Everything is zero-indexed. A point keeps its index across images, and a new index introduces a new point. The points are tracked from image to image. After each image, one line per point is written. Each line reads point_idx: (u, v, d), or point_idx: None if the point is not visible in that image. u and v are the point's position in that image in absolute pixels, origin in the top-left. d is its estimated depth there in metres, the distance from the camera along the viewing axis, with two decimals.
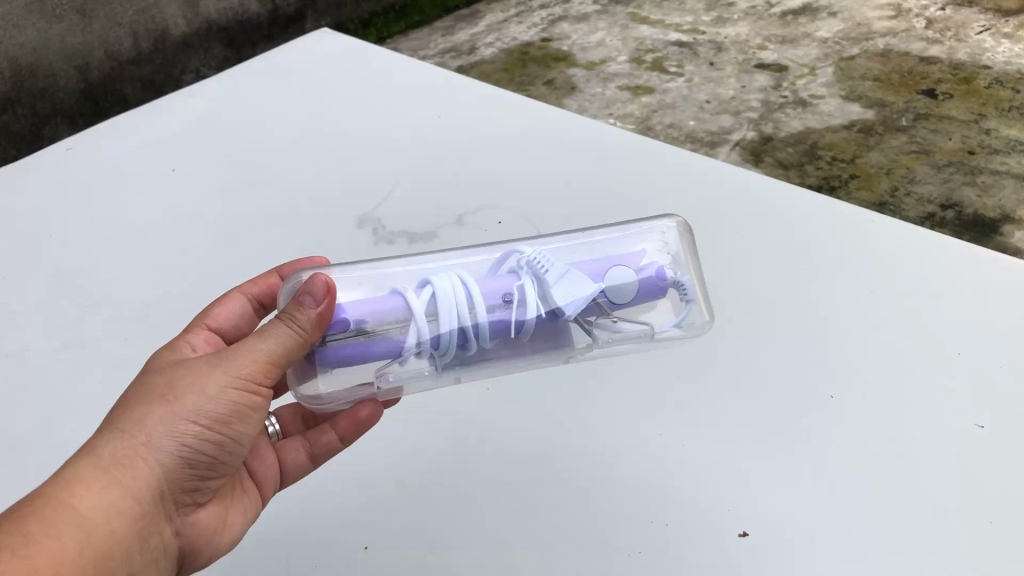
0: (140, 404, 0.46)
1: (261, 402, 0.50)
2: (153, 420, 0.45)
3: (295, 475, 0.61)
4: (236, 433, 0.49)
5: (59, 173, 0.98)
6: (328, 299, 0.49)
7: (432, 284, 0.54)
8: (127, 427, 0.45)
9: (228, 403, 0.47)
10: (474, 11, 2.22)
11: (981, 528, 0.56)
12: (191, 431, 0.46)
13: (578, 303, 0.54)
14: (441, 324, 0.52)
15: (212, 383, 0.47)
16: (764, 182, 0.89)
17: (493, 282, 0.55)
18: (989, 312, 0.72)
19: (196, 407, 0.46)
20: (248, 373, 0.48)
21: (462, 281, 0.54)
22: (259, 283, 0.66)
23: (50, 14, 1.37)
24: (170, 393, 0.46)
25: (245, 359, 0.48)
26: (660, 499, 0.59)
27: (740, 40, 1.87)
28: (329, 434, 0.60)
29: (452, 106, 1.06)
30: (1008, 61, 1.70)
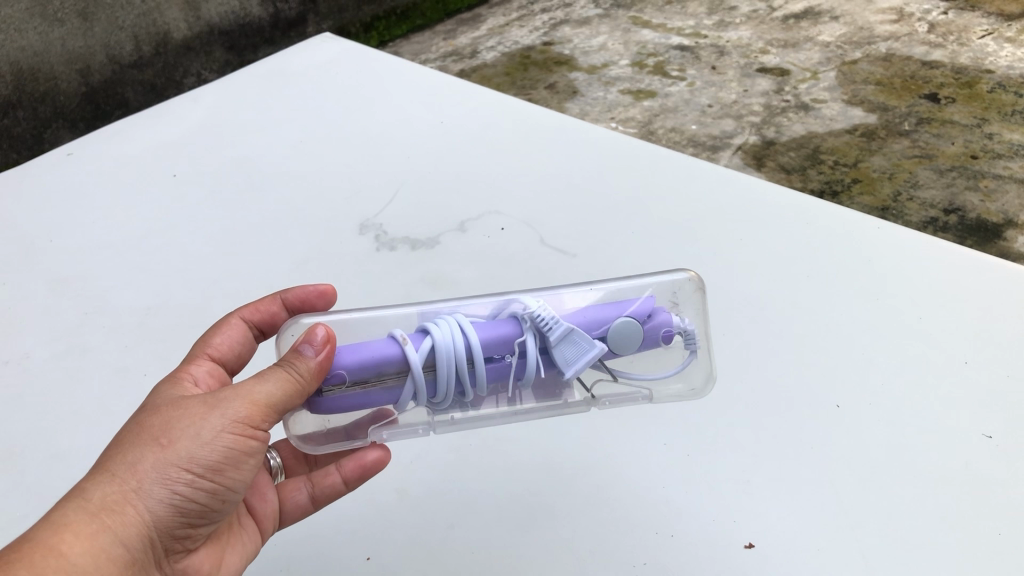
0: (131, 449, 0.45)
1: (257, 449, 0.48)
2: (145, 466, 0.44)
3: (295, 515, 0.59)
4: (231, 481, 0.47)
5: (60, 178, 0.97)
6: (327, 348, 0.49)
7: (431, 335, 0.52)
8: (119, 472, 0.43)
9: (223, 448, 0.46)
10: (475, 15, 2.22)
11: (989, 539, 0.56)
12: (184, 478, 0.44)
13: (579, 367, 0.53)
14: (438, 378, 0.52)
15: (206, 428, 0.45)
16: (767, 190, 0.89)
17: (495, 333, 0.54)
18: (996, 321, 0.72)
19: (190, 453, 0.45)
20: (244, 417, 0.47)
21: (462, 330, 0.53)
22: (261, 311, 0.64)
23: (51, 18, 1.37)
24: (164, 438, 0.45)
25: (241, 405, 0.47)
26: (665, 511, 0.58)
27: (742, 45, 1.87)
28: (332, 476, 0.58)
29: (454, 112, 1.05)
30: (1010, 65, 1.70)
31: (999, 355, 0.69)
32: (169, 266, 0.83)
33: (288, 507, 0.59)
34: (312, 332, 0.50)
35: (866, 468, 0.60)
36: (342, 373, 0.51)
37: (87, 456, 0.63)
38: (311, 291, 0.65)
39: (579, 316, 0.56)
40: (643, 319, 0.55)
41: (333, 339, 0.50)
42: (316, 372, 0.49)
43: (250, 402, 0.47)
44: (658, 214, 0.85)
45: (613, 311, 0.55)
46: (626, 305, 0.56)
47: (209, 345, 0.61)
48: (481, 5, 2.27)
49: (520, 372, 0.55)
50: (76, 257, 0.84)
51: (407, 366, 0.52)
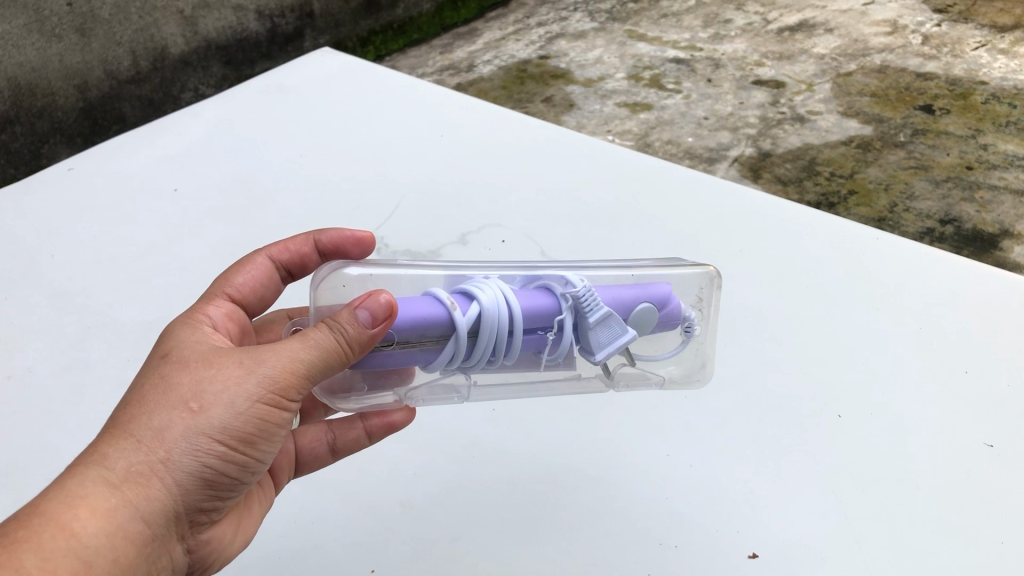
0: (160, 410, 0.43)
1: (289, 416, 0.46)
2: (174, 434, 0.42)
3: (311, 463, 0.60)
4: (261, 450, 0.45)
5: (60, 194, 0.97)
6: (383, 323, 0.46)
7: (477, 299, 0.51)
8: (145, 439, 0.42)
9: (254, 420, 0.44)
10: (471, 29, 2.23)
11: (991, 549, 0.56)
12: (211, 452, 0.43)
13: (610, 351, 0.53)
14: (478, 345, 0.51)
15: (240, 396, 0.43)
16: (766, 201, 0.89)
17: (537, 307, 0.53)
18: (996, 330, 0.72)
19: (221, 425, 0.43)
20: (279, 390, 0.44)
21: (506, 299, 0.52)
22: (287, 249, 0.63)
23: (50, 33, 1.38)
24: (194, 402, 0.43)
25: (279, 371, 0.44)
26: (667, 522, 0.58)
27: (737, 57, 1.88)
28: (355, 430, 0.59)
29: (455, 125, 1.06)
30: (1004, 77, 1.71)
31: (1000, 363, 0.69)
32: (170, 281, 0.83)
33: (305, 456, 0.59)
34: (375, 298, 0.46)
35: (868, 477, 0.60)
36: (393, 333, 0.49)
37: None
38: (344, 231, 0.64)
39: (612, 297, 0.55)
40: (660, 305, 0.56)
41: (395, 311, 0.46)
42: (365, 342, 0.46)
43: (289, 370, 0.45)
44: (659, 226, 0.86)
45: (634, 296, 0.55)
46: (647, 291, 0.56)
47: (230, 284, 0.60)
48: (478, 19, 2.28)
49: (551, 348, 0.54)
50: (77, 272, 0.85)
51: (452, 330, 0.50)
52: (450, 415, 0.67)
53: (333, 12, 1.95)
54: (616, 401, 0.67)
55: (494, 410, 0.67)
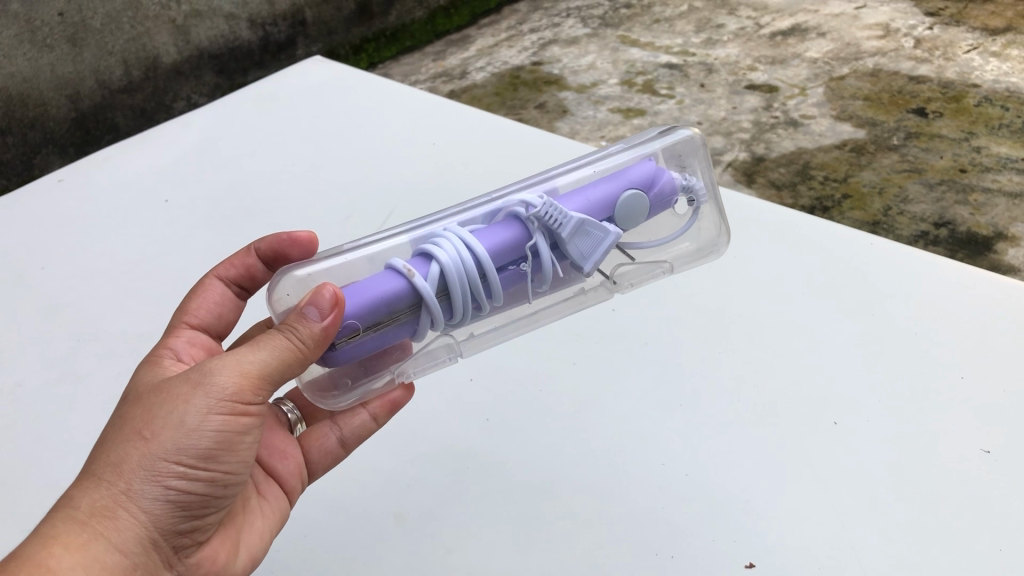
0: (119, 443, 0.43)
1: (254, 424, 0.46)
2: (131, 464, 0.42)
3: (323, 460, 0.60)
4: (230, 462, 0.46)
5: (51, 205, 0.97)
6: (331, 311, 0.47)
7: (436, 258, 0.51)
8: (106, 473, 0.42)
9: (216, 431, 0.44)
10: (464, 36, 2.23)
11: (989, 555, 0.56)
12: (176, 469, 0.43)
13: (598, 256, 0.53)
14: (453, 299, 0.52)
15: (192, 414, 0.44)
16: (759, 206, 0.89)
17: (504, 242, 0.53)
18: (992, 335, 0.72)
19: (177, 444, 0.43)
20: (237, 395, 0.45)
21: (468, 249, 0.52)
22: (233, 265, 0.65)
23: (40, 43, 1.37)
24: (147, 430, 0.43)
25: (230, 378, 0.45)
26: (663, 533, 0.58)
27: (730, 62, 1.88)
28: (360, 415, 0.59)
29: (448, 132, 1.06)
30: (996, 80, 1.71)
31: (995, 368, 0.69)
32: (161, 291, 0.82)
33: (314, 454, 0.60)
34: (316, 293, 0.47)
35: (864, 485, 0.60)
36: (355, 322, 0.50)
37: None
38: (275, 236, 0.64)
39: (582, 203, 0.55)
40: (646, 190, 0.56)
41: (341, 302, 0.47)
42: (310, 332, 0.46)
43: (237, 379, 0.45)
44: None
45: (618, 190, 0.55)
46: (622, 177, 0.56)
47: (188, 314, 0.63)
48: (470, 25, 2.28)
49: (538, 274, 0.55)
50: (68, 284, 0.84)
51: (418, 296, 0.51)
52: (444, 425, 0.66)
53: (326, 20, 1.95)
54: (609, 408, 0.67)
55: (488, 420, 0.67)
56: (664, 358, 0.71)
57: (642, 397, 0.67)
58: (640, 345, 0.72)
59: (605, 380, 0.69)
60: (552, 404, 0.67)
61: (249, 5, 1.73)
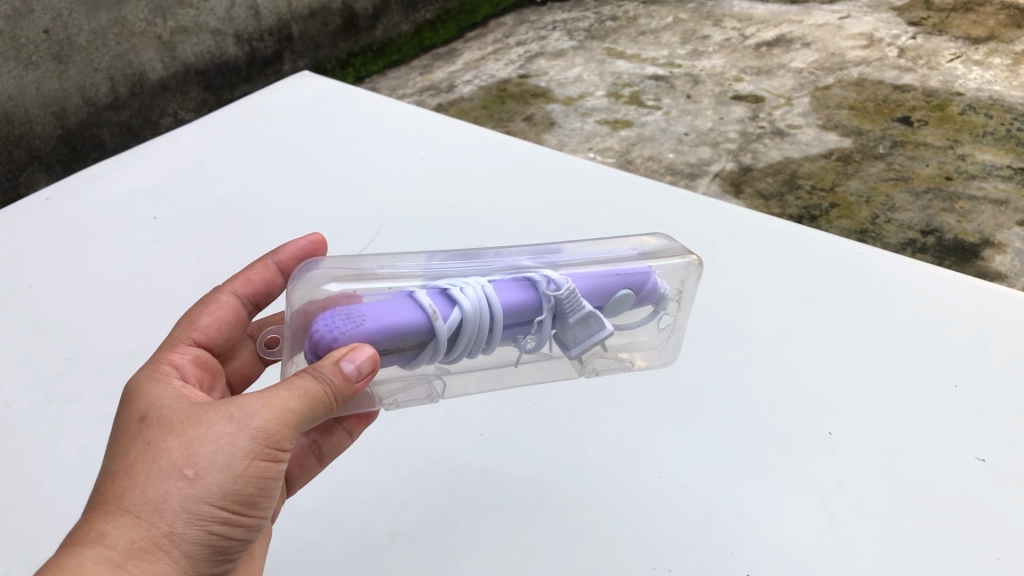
0: (157, 478, 0.41)
1: (282, 466, 0.45)
2: (175, 504, 0.40)
3: (299, 476, 0.60)
4: (260, 505, 0.44)
5: (39, 224, 0.96)
6: (367, 375, 0.46)
7: (459, 304, 0.50)
8: (145, 514, 0.40)
9: (252, 477, 0.43)
10: (451, 50, 2.24)
11: (987, 565, 0.55)
12: (212, 516, 0.41)
13: (586, 345, 0.55)
14: (457, 345, 0.51)
15: (235, 458, 0.42)
16: (752, 218, 0.90)
17: (516, 302, 0.53)
18: (984, 344, 0.72)
19: (220, 489, 0.42)
20: (276, 443, 0.44)
21: (489, 305, 0.52)
22: (250, 280, 0.62)
23: (26, 61, 1.37)
24: (189, 468, 0.41)
25: (275, 427, 0.43)
26: (660, 547, 0.57)
27: (716, 73, 1.90)
28: (335, 430, 0.61)
29: (437, 147, 1.06)
30: (980, 88, 1.73)
31: (989, 376, 0.69)
32: (152, 310, 0.81)
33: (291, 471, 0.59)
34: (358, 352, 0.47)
35: (860, 495, 0.60)
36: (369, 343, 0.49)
37: (73, 507, 0.62)
38: (304, 252, 0.65)
39: (586, 283, 0.56)
40: (634, 288, 0.57)
41: (375, 368, 0.47)
42: (353, 389, 0.46)
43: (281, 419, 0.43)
44: None
45: (614, 281, 0.57)
46: (625, 272, 0.57)
47: (196, 329, 0.58)
48: (457, 40, 2.29)
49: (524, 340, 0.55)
50: (57, 304, 0.83)
51: (431, 335, 0.50)
52: (439, 440, 0.66)
53: (312, 35, 1.95)
54: (604, 423, 0.66)
55: (483, 434, 0.66)
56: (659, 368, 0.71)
57: (637, 410, 0.67)
58: None
59: (601, 392, 0.69)
60: (548, 420, 0.67)
61: (235, 21, 1.73)
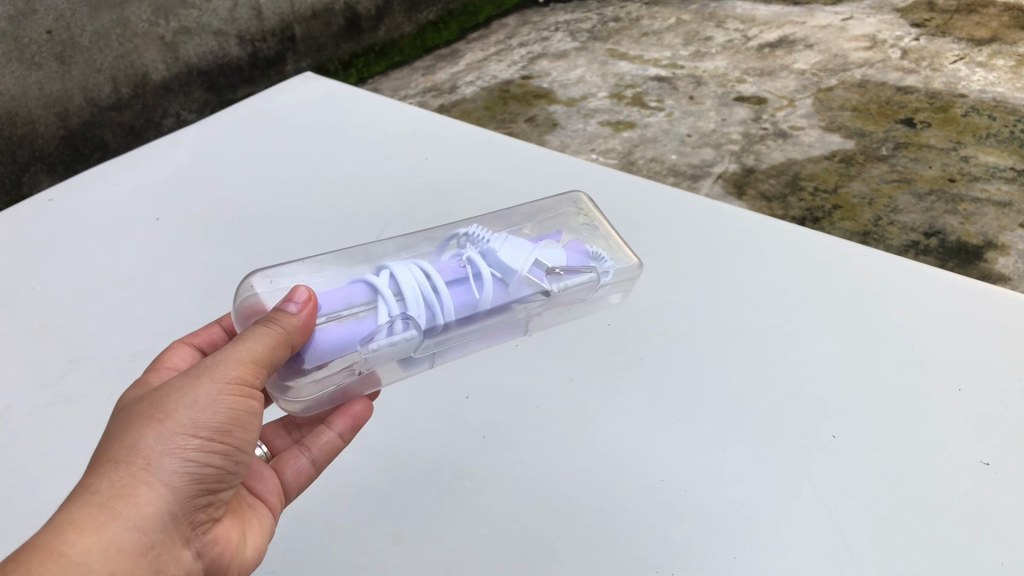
0: (129, 429, 0.44)
1: (256, 408, 0.48)
2: (148, 439, 0.43)
3: (297, 481, 0.59)
4: (238, 442, 0.47)
5: (41, 225, 0.96)
6: (307, 306, 0.51)
7: (389, 271, 0.58)
8: (122, 454, 0.42)
9: (223, 409, 0.46)
10: (453, 51, 2.24)
11: (993, 570, 0.55)
12: (189, 445, 0.44)
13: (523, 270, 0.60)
14: (406, 297, 0.56)
15: (200, 395, 0.45)
16: (755, 221, 0.89)
17: (449, 268, 0.60)
18: (988, 347, 0.72)
19: (191, 421, 0.44)
20: (238, 377, 0.47)
21: (423, 270, 0.59)
22: (201, 333, 0.66)
23: (29, 62, 1.36)
24: (157, 411, 0.44)
25: (232, 364, 0.47)
26: (663, 551, 0.57)
27: (718, 74, 1.89)
28: (327, 434, 0.60)
29: (440, 149, 1.06)
30: (983, 90, 1.72)
31: (994, 380, 0.69)
32: (153, 311, 0.81)
33: (288, 477, 0.59)
34: (291, 295, 0.52)
35: (864, 499, 0.60)
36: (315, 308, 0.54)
37: None
38: None
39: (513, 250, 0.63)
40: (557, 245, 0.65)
41: (314, 299, 0.52)
42: (296, 324, 0.50)
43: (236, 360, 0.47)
44: (645, 246, 0.85)
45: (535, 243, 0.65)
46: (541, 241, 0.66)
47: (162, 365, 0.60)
48: (459, 41, 2.29)
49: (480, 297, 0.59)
50: (59, 305, 0.83)
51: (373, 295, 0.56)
52: (441, 442, 0.66)
53: (315, 35, 1.95)
54: (608, 425, 0.66)
55: (485, 436, 0.66)
56: (661, 372, 0.70)
57: (640, 412, 0.67)
58: (637, 359, 0.72)
59: (603, 395, 0.69)
60: (552, 423, 0.67)
61: (238, 22, 1.73)
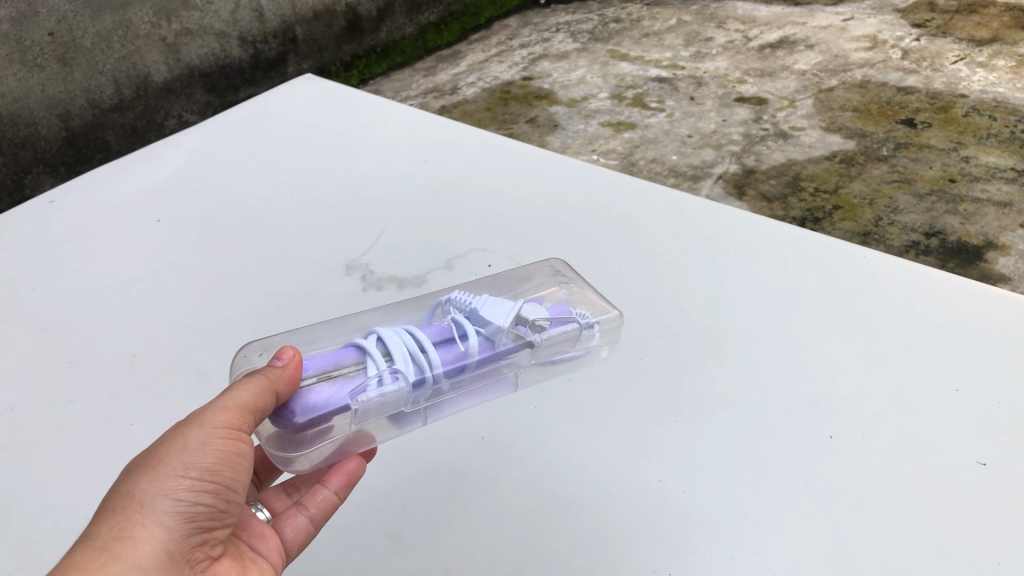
0: (126, 479, 0.45)
1: (249, 451, 0.49)
2: (143, 487, 0.44)
3: (296, 540, 0.57)
4: (232, 482, 0.47)
5: (43, 227, 0.97)
6: (292, 356, 0.52)
7: (376, 332, 0.58)
8: (120, 504, 0.43)
9: (214, 451, 0.46)
10: (455, 52, 2.24)
11: (989, 570, 0.55)
12: (182, 486, 0.45)
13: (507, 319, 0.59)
14: (393, 356, 0.56)
15: (190, 439, 0.46)
16: (753, 222, 0.90)
17: (436, 327, 0.60)
18: (985, 348, 0.72)
19: (182, 464, 0.45)
20: (229, 420, 0.48)
21: (409, 330, 0.59)
22: None
23: (31, 63, 1.37)
24: (151, 460, 0.45)
25: (222, 408, 0.48)
26: (660, 549, 0.58)
27: (719, 75, 1.90)
28: (322, 492, 0.58)
29: (440, 151, 1.06)
30: (983, 90, 1.72)
31: (990, 381, 0.69)
32: (154, 312, 0.82)
33: (286, 536, 0.57)
34: (280, 351, 0.53)
35: (861, 500, 0.60)
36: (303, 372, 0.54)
37: (74, 510, 0.62)
38: None
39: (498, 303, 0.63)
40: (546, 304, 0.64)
41: (297, 357, 0.52)
42: (285, 369, 0.51)
43: (226, 404, 0.48)
44: (644, 248, 0.86)
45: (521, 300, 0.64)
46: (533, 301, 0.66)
47: None
48: (461, 41, 2.29)
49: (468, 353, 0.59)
50: (61, 306, 0.84)
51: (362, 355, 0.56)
52: (439, 444, 0.66)
53: (316, 37, 1.95)
54: (607, 425, 0.67)
55: (484, 437, 0.67)
56: (660, 373, 0.71)
57: (638, 413, 0.67)
58: (635, 361, 0.72)
59: (601, 396, 0.69)
60: (551, 424, 0.67)
61: (240, 23, 1.73)
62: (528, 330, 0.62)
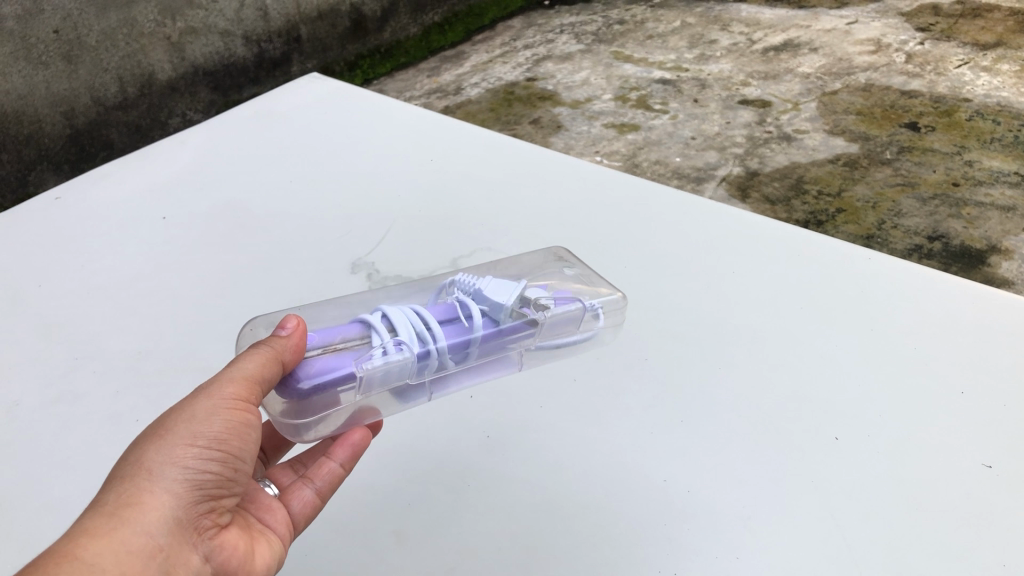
0: (135, 449, 0.45)
1: (256, 423, 0.49)
2: (151, 454, 0.44)
3: (304, 511, 0.57)
4: (239, 453, 0.47)
5: (48, 224, 0.97)
6: (296, 330, 0.53)
7: (381, 309, 0.59)
8: (128, 471, 0.43)
9: (222, 420, 0.47)
10: (458, 52, 2.24)
11: (994, 571, 0.55)
12: (190, 453, 0.45)
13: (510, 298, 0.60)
14: (398, 330, 0.56)
15: (197, 409, 0.46)
16: (758, 223, 0.90)
17: (441, 306, 0.61)
18: (990, 351, 0.72)
19: (190, 431, 0.45)
20: (235, 392, 0.48)
21: (415, 309, 0.59)
22: None
23: (36, 60, 1.37)
24: (159, 429, 0.45)
25: (228, 380, 0.48)
26: (666, 549, 0.58)
27: (723, 77, 1.90)
28: (327, 465, 0.58)
29: (445, 150, 1.06)
30: (987, 94, 1.72)
31: (996, 383, 0.69)
32: (160, 309, 0.82)
33: (294, 506, 0.56)
34: (282, 324, 0.54)
35: (866, 501, 0.60)
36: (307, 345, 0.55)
37: (79, 505, 0.62)
38: None
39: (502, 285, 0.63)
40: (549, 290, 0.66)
41: (301, 327, 0.53)
42: (289, 344, 0.52)
43: (232, 375, 0.48)
44: (650, 248, 0.86)
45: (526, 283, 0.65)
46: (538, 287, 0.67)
47: None
48: (465, 42, 2.29)
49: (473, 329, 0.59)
50: (66, 303, 0.84)
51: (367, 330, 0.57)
52: (444, 441, 0.66)
53: (320, 37, 1.95)
54: (612, 424, 0.67)
55: (489, 435, 0.67)
56: (666, 372, 0.71)
57: (644, 413, 0.67)
58: (640, 360, 0.72)
59: (607, 395, 0.69)
60: (556, 423, 0.67)
61: (244, 22, 1.73)
62: (531, 310, 0.62)
